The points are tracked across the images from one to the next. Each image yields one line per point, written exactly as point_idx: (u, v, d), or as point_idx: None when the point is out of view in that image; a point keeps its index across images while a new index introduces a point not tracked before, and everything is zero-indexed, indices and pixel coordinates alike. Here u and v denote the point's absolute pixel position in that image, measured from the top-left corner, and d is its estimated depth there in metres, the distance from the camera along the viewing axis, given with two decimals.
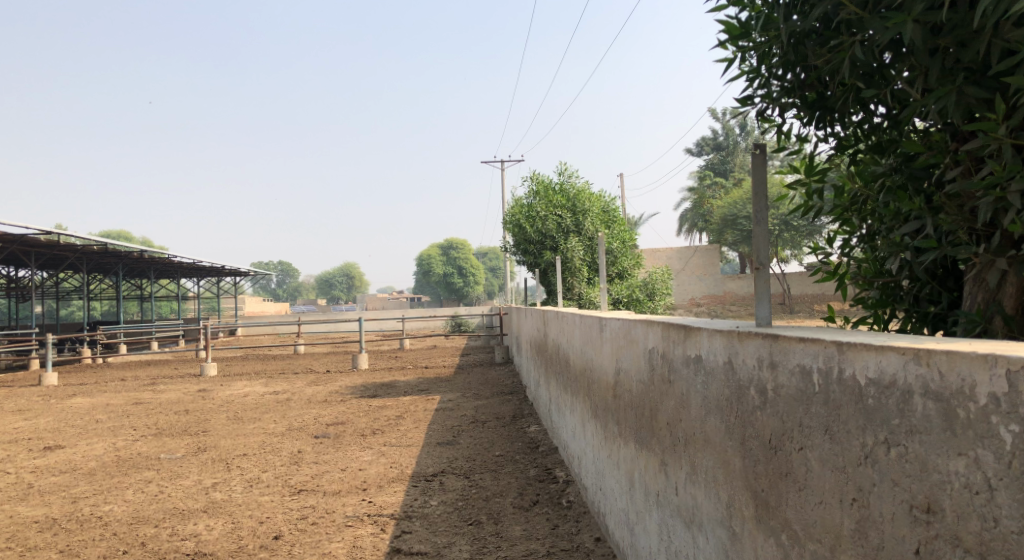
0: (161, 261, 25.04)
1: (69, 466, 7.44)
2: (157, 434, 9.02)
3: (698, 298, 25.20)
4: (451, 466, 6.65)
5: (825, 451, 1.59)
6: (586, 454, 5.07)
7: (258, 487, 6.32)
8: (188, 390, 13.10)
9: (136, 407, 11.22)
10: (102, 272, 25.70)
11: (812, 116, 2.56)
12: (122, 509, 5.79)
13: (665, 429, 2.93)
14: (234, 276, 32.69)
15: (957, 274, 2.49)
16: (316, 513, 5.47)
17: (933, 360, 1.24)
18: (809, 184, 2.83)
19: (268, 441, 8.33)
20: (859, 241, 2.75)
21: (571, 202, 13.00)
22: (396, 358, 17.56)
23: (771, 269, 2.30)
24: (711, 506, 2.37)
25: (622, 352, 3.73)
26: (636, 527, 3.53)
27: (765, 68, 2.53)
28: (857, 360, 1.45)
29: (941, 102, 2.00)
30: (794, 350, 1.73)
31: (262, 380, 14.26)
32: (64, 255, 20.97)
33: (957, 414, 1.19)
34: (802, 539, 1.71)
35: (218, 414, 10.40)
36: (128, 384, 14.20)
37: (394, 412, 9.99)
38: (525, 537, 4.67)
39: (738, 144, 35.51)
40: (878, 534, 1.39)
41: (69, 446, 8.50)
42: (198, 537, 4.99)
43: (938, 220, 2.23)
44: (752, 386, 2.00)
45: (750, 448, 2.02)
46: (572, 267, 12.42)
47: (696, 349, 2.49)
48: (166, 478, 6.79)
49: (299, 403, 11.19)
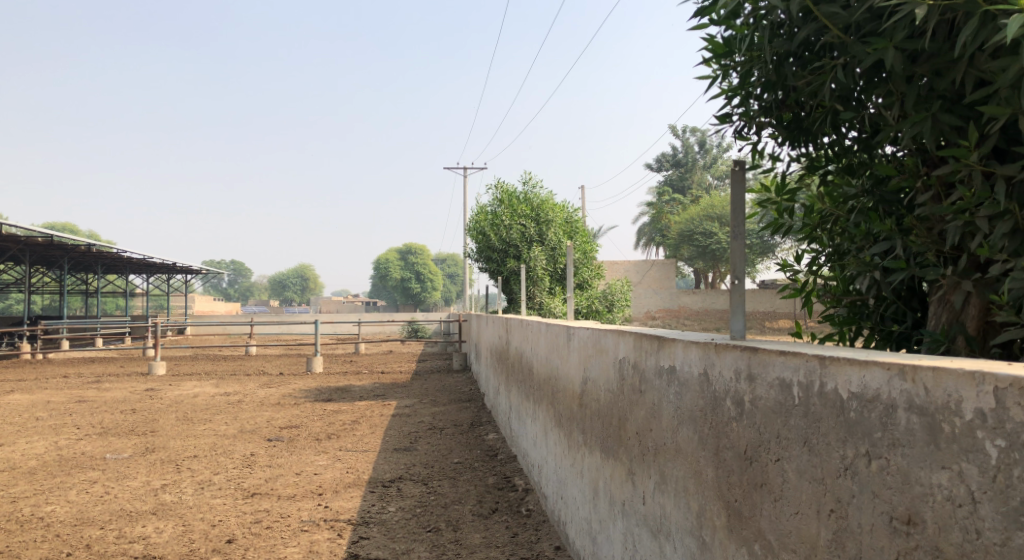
0: (110, 255, 24.37)
1: (9, 465, 7.18)
2: (103, 434, 8.76)
3: (653, 312, 25.56)
4: (409, 472, 6.60)
5: (801, 462, 1.63)
6: (548, 464, 5.08)
7: (210, 490, 6.18)
8: (135, 389, 12.75)
9: (79, 406, 10.86)
10: (46, 264, 24.95)
11: (788, 137, 2.63)
12: (65, 510, 5.60)
13: (634, 439, 2.96)
14: (186, 274, 32.02)
15: (921, 295, 2.56)
16: (270, 517, 5.37)
17: (920, 376, 1.28)
18: (779, 203, 2.92)
19: (220, 443, 8.15)
20: (828, 259, 2.82)
21: (535, 212, 13.05)
22: (352, 362, 17.39)
23: (747, 284, 2.35)
24: (680, 516, 2.41)
25: (590, 362, 3.76)
26: (600, 535, 3.55)
27: (744, 87, 2.60)
28: (839, 374, 1.48)
29: (917, 129, 2.07)
30: (773, 363, 1.77)
31: (212, 381, 13.94)
32: (7, 246, 20.28)
33: (942, 429, 1.23)
34: (778, 549, 1.73)
35: (166, 415, 10.13)
36: (71, 381, 13.76)
37: (349, 416, 9.87)
38: (485, 545, 4.66)
39: (697, 161, 36.09)
40: (857, 544, 1.42)
41: (8, 443, 8.20)
42: (147, 540, 4.85)
43: (907, 242, 2.30)
44: (729, 397, 2.03)
45: (724, 459, 2.05)
46: (535, 277, 12.51)
47: (671, 360, 2.51)
48: (112, 479, 6.59)
49: (252, 406, 10.97)
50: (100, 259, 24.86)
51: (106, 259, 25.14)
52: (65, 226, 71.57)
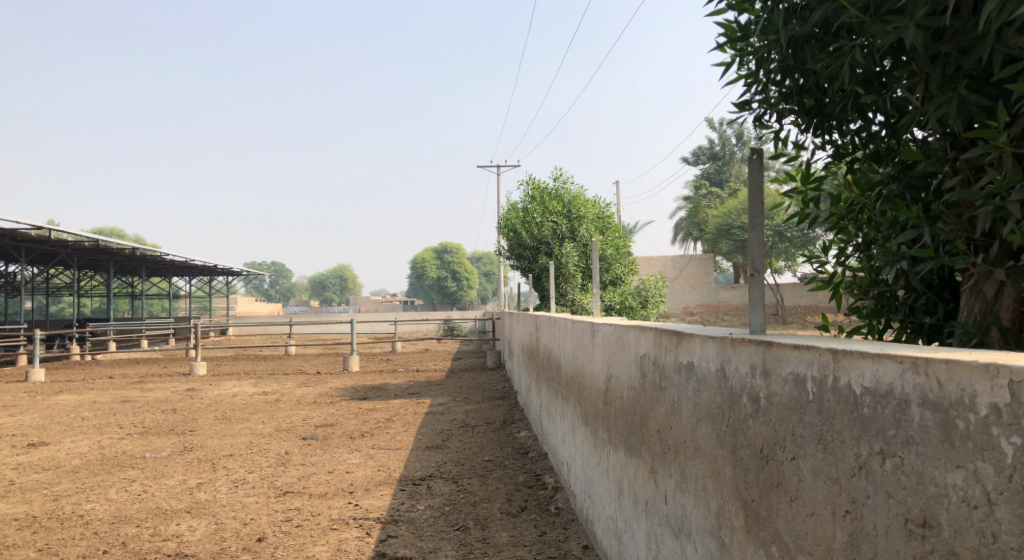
0: (153, 259, 24.93)
1: (53, 463, 7.37)
2: (144, 433, 8.93)
3: (691, 307, 25.28)
4: (439, 470, 6.59)
5: (816, 461, 1.55)
6: (576, 462, 5.01)
7: (243, 488, 6.26)
8: (177, 389, 13.00)
9: (123, 406, 11.12)
10: (93, 268, 25.64)
11: (809, 124, 2.53)
12: (104, 507, 5.71)
13: (655, 436, 2.89)
14: (227, 276, 32.63)
15: (953, 286, 2.45)
16: (301, 515, 5.41)
17: (932, 369, 1.21)
18: (805, 193, 2.81)
19: (256, 442, 8.25)
20: (855, 250, 2.71)
21: (566, 208, 12.98)
22: (388, 361, 17.54)
23: (765, 277, 2.26)
24: (700, 515, 2.34)
25: (613, 358, 3.69)
26: (625, 535, 3.48)
27: (762, 72, 2.52)
28: (853, 369, 1.41)
29: (942, 110, 1.97)
30: (788, 357, 1.70)
31: (251, 380, 14.15)
32: (55, 251, 20.88)
33: (957, 425, 1.16)
34: (794, 551, 1.66)
35: (205, 414, 10.31)
36: (116, 381, 14.09)
37: (383, 414, 9.93)
38: (513, 543, 4.63)
39: (734, 154, 35.50)
40: (872, 546, 1.35)
41: (54, 442, 8.42)
42: (180, 538, 4.92)
43: (935, 229, 2.20)
44: (745, 393, 1.96)
45: (741, 457, 1.98)
46: (566, 273, 12.45)
47: (689, 356, 2.44)
48: (150, 477, 6.70)
49: (288, 405, 11.09)
50: (144, 262, 25.44)
51: (150, 262, 25.71)
52: (112, 231, 73.46)
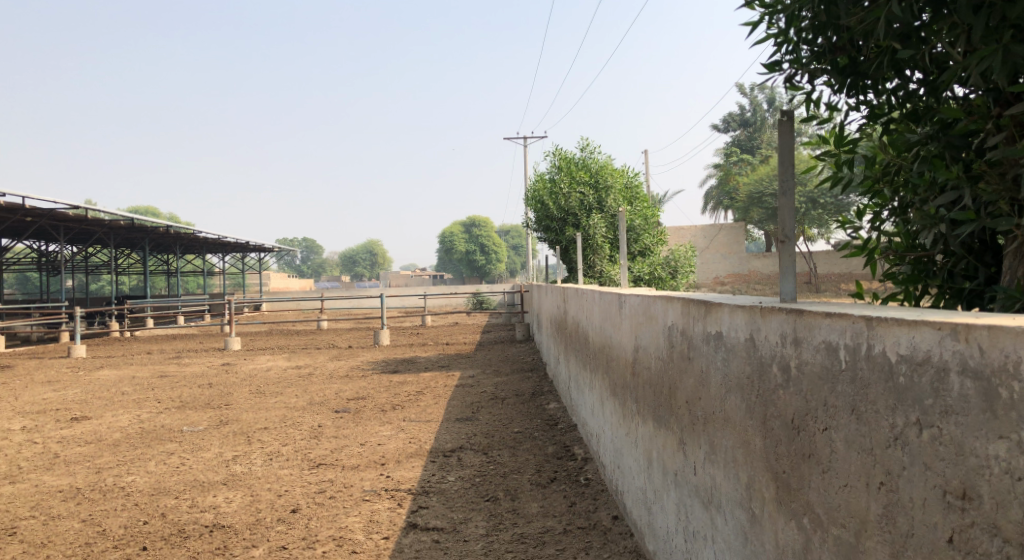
0: (187, 236, 25.28)
1: (95, 437, 7.56)
2: (181, 407, 9.11)
3: (722, 277, 25.02)
4: (470, 442, 6.63)
5: (850, 431, 1.50)
6: (605, 433, 4.99)
7: (278, 460, 6.36)
8: (212, 364, 13.24)
9: (161, 380, 11.35)
10: (129, 247, 26.09)
11: (843, 84, 2.44)
12: (144, 480, 5.85)
13: (684, 407, 2.85)
14: (259, 253, 33.06)
15: (995, 249, 2.35)
16: (334, 487, 5.48)
17: (973, 336, 1.15)
18: (838, 156, 2.71)
19: (289, 416, 8.37)
20: (892, 214, 2.61)
21: (594, 178, 12.83)
22: (419, 334, 17.66)
23: (796, 243, 2.19)
24: (730, 487, 2.30)
25: (641, 329, 3.64)
26: (655, 505, 3.46)
27: (793, 31, 2.42)
28: (888, 336, 1.35)
29: (985, 63, 1.86)
30: (819, 325, 1.64)
31: (285, 355, 14.35)
32: (92, 230, 21.26)
33: (998, 395, 1.11)
34: (827, 523, 1.62)
35: (240, 388, 10.49)
36: (154, 357, 14.38)
37: (414, 387, 10.01)
38: (543, 514, 4.64)
39: (766, 119, 34.75)
40: (908, 520, 1.30)
41: (95, 417, 8.63)
42: (217, 509, 5.02)
43: (977, 190, 2.10)
44: (775, 362, 1.90)
45: (771, 428, 1.93)
46: (594, 245, 12.38)
47: (717, 325, 2.39)
48: (188, 451, 6.84)
49: (321, 378, 11.24)
50: (177, 240, 25.86)
51: (184, 240, 26.11)
52: (146, 208, 74.69)
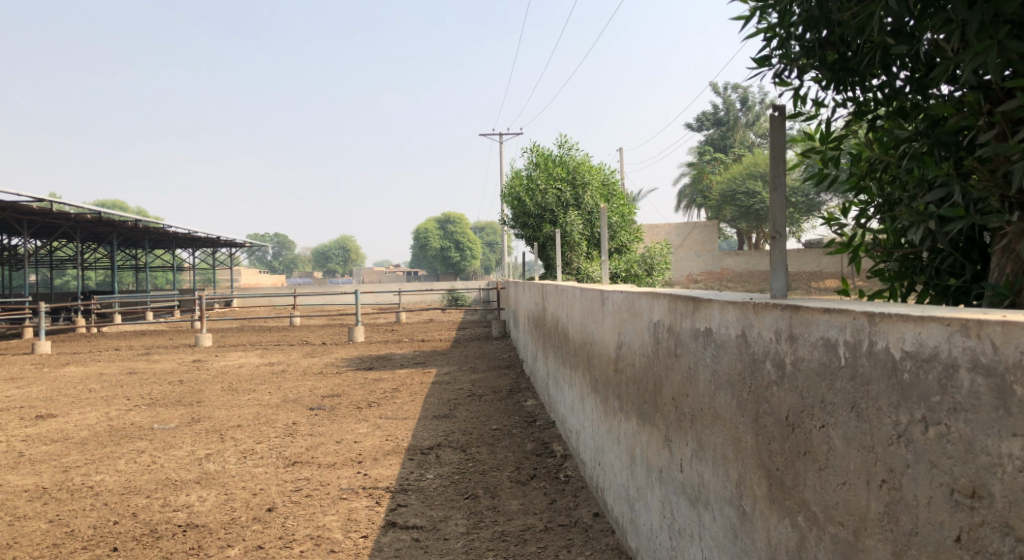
0: (156, 231, 24.82)
1: (62, 435, 7.37)
2: (151, 404, 8.93)
3: (695, 275, 25.19)
4: (448, 439, 6.57)
5: (850, 428, 1.48)
6: (585, 430, 4.97)
7: (252, 458, 6.25)
8: (183, 361, 13.01)
9: (130, 377, 11.11)
10: (96, 241, 25.58)
11: (832, 80, 2.43)
12: (114, 479, 5.71)
13: (670, 404, 2.83)
14: (230, 248, 32.60)
15: (981, 246, 2.36)
16: (310, 485, 5.39)
17: (986, 332, 1.14)
18: (825, 152, 2.70)
19: (263, 413, 8.24)
20: (877, 211, 2.61)
21: (571, 174, 12.82)
22: (394, 331, 17.53)
23: (787, 238, 2.17)
24: (719, 485, 2.29)
25: (624, 326, 3.62)
26: (638, 503, 3.44)
27: (783, 26, 2.41)
28: (892, 332, 1.33)
29: (979, 59, 1.86)
30: (817, 322, 1.62)
31: (257, 352, 14.15)
32: (57, 223, 20.78)
33: (1012, 393, 1.10)
34: (823, 521, 1.60)
35: (212, 385, 10.31)
36: (123, 353, 14.10)
37: (390, 384, 9.92)
38: (523, 512, 4.60)
39: (739, 119, 34.97)
40: (912, 518, 1.29)
41: (62, 414, 8.42)
42: (190, 509, 4.91)
43: (967, 186, 2.11)
44: (768, 359, 1.88)
45: (764, 425, 1.92)
46: (571, 242, 12.38)
47: (706, 322, 2.37)
48: (159, 449, 6.70)
49: (295, 375, 11.09)
50: (147, 234, 25.42)
51: (154, 234, 25.68)
52: (114, 202, 73.39)
